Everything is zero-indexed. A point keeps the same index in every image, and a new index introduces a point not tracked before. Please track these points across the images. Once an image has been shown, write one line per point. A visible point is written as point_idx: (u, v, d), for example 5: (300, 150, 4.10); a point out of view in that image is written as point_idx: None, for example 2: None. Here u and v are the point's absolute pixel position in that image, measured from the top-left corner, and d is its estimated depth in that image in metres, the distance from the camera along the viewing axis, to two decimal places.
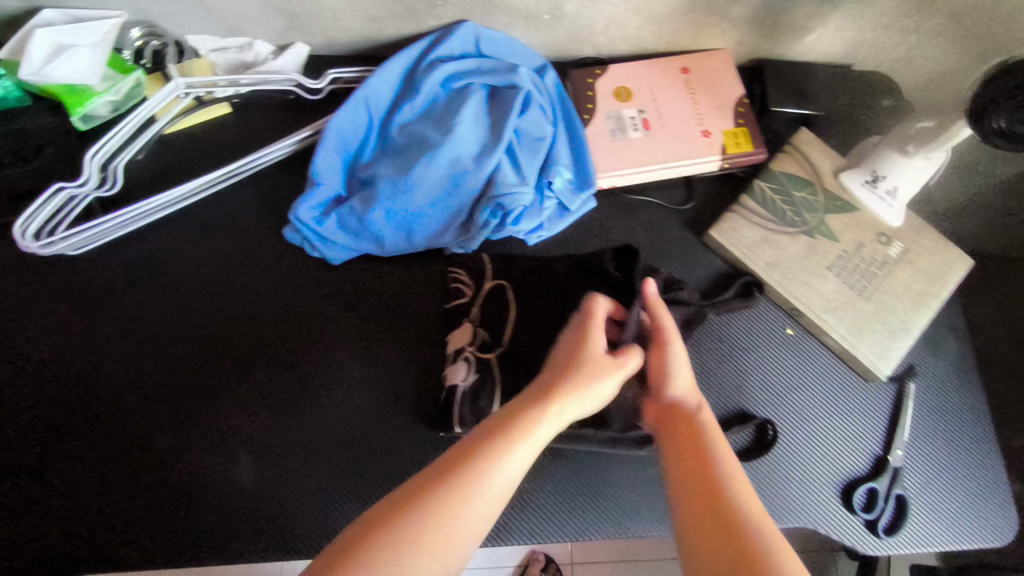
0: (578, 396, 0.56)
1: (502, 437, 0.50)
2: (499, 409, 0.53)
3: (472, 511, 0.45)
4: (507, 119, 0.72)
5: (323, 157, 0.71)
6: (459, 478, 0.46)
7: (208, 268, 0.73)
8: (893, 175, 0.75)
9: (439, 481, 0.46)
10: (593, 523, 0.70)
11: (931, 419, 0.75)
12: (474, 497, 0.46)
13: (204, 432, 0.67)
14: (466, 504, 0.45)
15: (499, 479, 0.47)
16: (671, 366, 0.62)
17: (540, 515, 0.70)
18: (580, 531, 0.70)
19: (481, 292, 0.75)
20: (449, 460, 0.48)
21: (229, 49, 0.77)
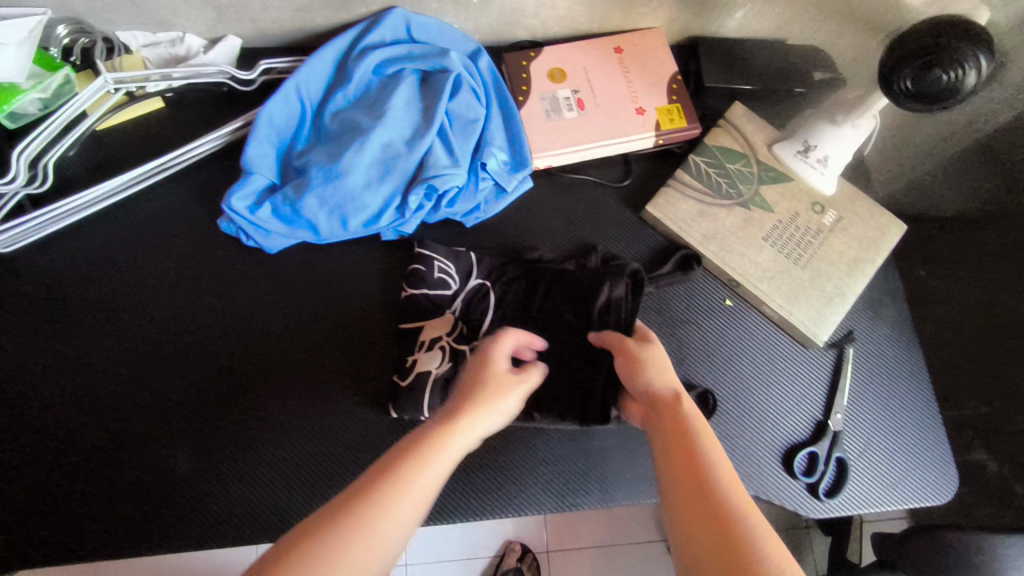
0: (488, 411, 0.55)
1: (423, 450, 0.49)
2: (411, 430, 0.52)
3: (398, 525, 0.44)
4: (438, 103, 0.72)
5: (254, 146, 0.71)
6: (385, 492, 0.45)
7: (145, 262, 0.73)
8: (823, 144, 0.76)
9: (366, 497, 0.44)
10: (534, 500, 0.70)
11: (868, 383, 0.76)
12: (400, 508, 0.44)
13: (144, 425, 0.67)
14: (397, 514, 0.44)
15: (421, 493, 0.46)
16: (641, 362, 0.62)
17: (483, 493, 0.69)
18: (521, 508, 0.69)
19: (432, 277, 0.73)
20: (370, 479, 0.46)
21: (160, 44, 0.77)
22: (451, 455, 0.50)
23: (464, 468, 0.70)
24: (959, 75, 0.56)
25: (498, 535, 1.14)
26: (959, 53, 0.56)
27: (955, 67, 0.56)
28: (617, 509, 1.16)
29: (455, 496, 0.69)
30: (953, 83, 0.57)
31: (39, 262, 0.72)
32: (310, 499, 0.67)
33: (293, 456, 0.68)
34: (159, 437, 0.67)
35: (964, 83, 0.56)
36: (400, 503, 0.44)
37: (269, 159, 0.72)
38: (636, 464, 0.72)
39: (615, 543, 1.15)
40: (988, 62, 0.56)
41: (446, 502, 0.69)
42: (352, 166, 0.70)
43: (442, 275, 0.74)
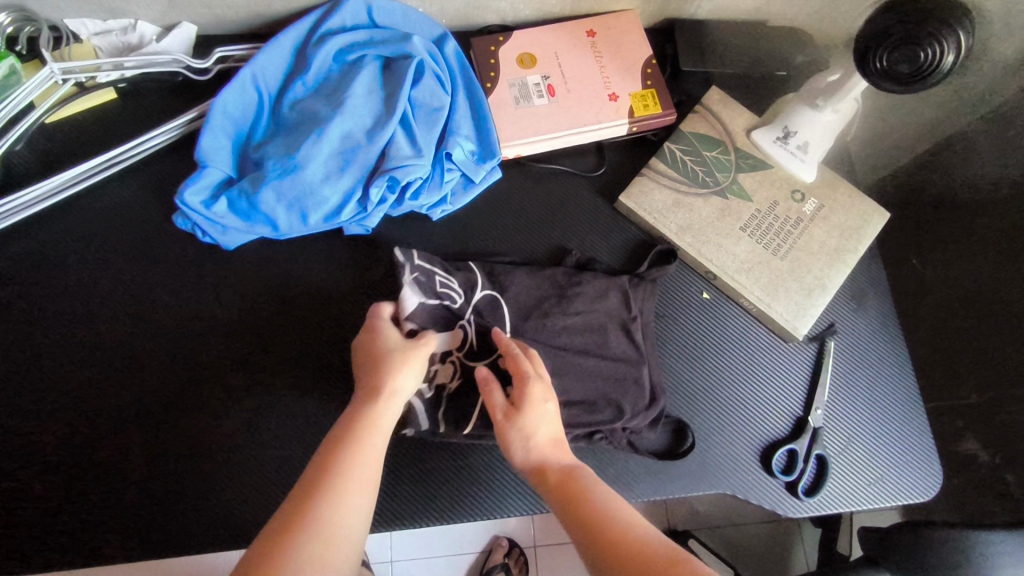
0: (405, 376, 0.58)
1: (352, 444, 0.51)
2: (330, 434, 0.53)
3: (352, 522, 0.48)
4: (399, 90, 0.69)
5: (208, 138, 0.68)
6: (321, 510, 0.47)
7: (98, 260, 0.70)
8: (803, 130, 0.73)
9: (285, 544, 0.45)
10: (508, 500, 0.68)
11: (850, 377, 0.74)
12: (338, 521, 0.47)
13: (97, 431, 0.65)
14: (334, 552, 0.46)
15: (351, 507, 0.48)
16: (535, 416, 0.58)
17: (456, 497, 0.67)
18: (494, 508, 0.67)
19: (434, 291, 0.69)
20: (282, 524, 0.46)
21: (111, 32, 0.73)
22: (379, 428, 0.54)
23: (433, 469, 0.68)
24: (937, 51, 0.53)
25: (485, 531, 1.13)
26: (936, 30, 0.53)
27: (932, 44, 0.53)
28: None
29: (424, 499, 0.67)
30: (931, 62, 0.54)
31: None
32: (271, 504, 0.65)
33: (254, 461, 0.66)
34: (113, 443, 0.65)
35: (943, 62, 0.54)
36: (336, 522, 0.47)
37: (225, 152, 0.69)
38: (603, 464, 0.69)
39: None
40: (967, 40, 0.53)
41: (414, 506, 0.66)
42: (311, 157, 0.67)
43: (445, 289, 0.70)
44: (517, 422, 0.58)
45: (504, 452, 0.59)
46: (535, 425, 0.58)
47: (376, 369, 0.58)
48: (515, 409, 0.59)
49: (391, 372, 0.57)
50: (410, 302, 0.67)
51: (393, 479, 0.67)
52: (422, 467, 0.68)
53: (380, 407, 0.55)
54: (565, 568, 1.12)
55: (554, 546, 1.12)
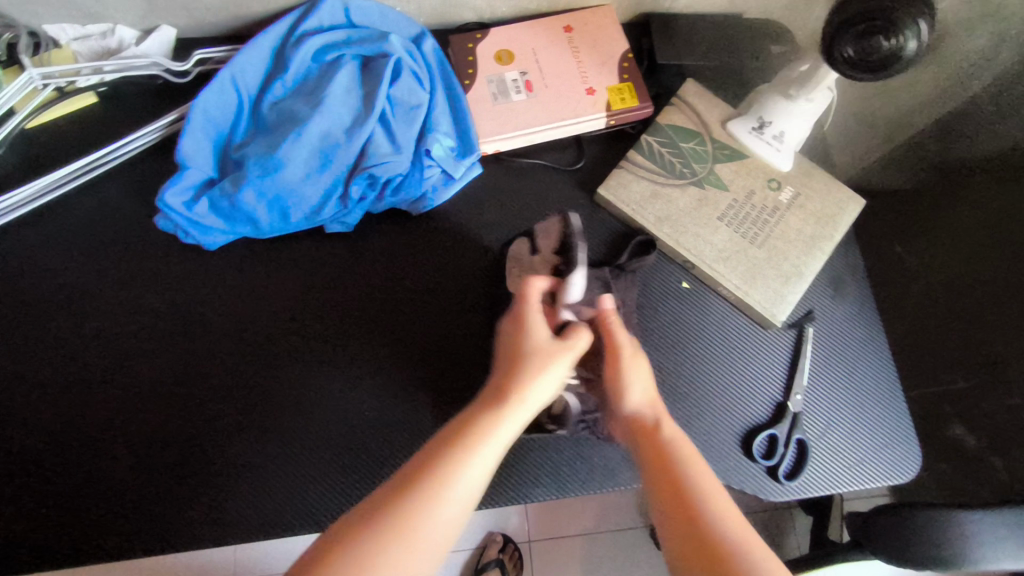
0: (534, 383, 0.56)
1: (467, 436, 0.50)
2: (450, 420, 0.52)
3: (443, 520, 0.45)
4: (378, 89, 0.70)
5: (188, 140, 0.68)
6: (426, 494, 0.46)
7: (83, 263, 0.71)
8: (779, 121, 0.74)
9: (385, 523, 0.44)
10: (505, 488, 0.68)
11: (829, 362, 0.75)
12: (440, 508, 0.46)
13: (84, 432, 0.66)
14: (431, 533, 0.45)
15: (454, 498, 0.46)
16: (626, 381, 0.62)
17: None
18: (490, 497, 0.68)
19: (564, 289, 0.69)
20: (385, 498, 0.46)
21: (90, 36, 0.74)
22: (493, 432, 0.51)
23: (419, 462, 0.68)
24: (899, 41, 0.55)
25: (480, 528, 1.14)
26: (897, 19, 0.54)
27: (895, 33, 0.54)
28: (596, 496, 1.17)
29: None
30: (893, 51, 0.55)
31: None
32: (259, 500, 0.66)
33: (241, 458, 0.66)
34: (100, 443, 0.65)
35: (903, 50, 0.55)
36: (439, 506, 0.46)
37: (206, 153, 0.70)
38: (588, 455, 0.70)
39: (599, 531, 1.15)
40: (929, 27, 0.55)
41: None
42: (291, 157, 0.67)
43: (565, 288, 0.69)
44: (614, 380, 0.62)
45: (614, 398, 0.63)
46: (629, 388, 0.61)
47: (514, 368, 0.57)
48: (637, 355, 0.63)
49: (523, 372, 0.56)
50: (575, 290, 0.69)
51: (379, 474, 0.67)
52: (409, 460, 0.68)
53: (502, 406, 0.53)
54: (561, 562, 1.13)
55: (548, 540, 1.13)
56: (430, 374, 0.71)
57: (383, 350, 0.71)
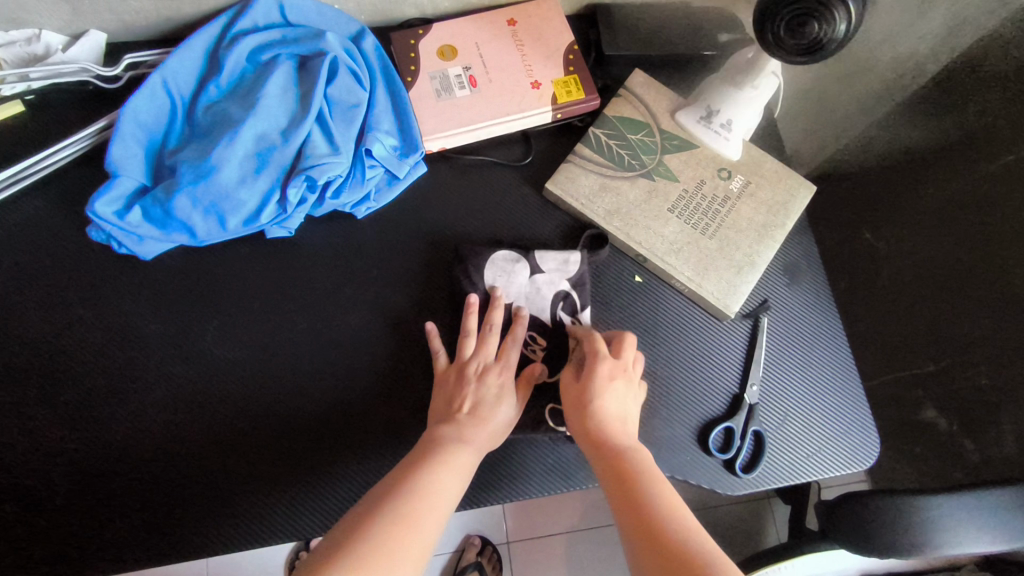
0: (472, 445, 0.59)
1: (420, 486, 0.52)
2: (401, 470, 0.54)
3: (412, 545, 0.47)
4: (314, 88, 0.68)
5: (119, 147, 0.66)
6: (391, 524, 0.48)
7: (14, 279, 0.68)
8: (725, 109, 0.73)
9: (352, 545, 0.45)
10: (482, 489, 0.67)
11: (786, 352, 0.74)
12: (407, 533, 0.48)
13: (16, 453, 0.63)
14: (402, 549, 0.46)
15: (417, 530, 0.48)
16: (599, 396, 0.60)
17: None
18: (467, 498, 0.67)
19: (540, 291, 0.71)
20: (354, 525, 0.47)
21: (15, 43, 0.71)
22: (459, 468, 0.56)
23: (364, 469, 0.66)
24: (828, 22, 0.54)
25: (458, 531, 1.12)
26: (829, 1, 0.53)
27: (822, 14, 0.54)
28: (573, 495, 1.15)
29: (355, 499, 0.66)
30: (824, 32, 0.54)
31: None
32: (204, 518, 0.64)
33: (184, 475, 0.64)
34: (34, 464, 0.63)
35: (834, 33, 0.54)
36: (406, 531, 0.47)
37: (138, 160, 0.68)
38: (540, 457, 0.68)
39: (577, 530, 1.14)
40: (858, 6, 0.54)
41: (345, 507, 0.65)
42: (224, 161, 0.65)
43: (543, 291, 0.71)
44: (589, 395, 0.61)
45: (576, 415, 0.61)
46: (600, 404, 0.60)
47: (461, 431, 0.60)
48: (613, 378, 0.62)
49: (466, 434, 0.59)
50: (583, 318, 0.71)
51: (324, 482, 0.66)
52: (351, 468, 0.66)
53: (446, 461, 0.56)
54: (540, 561, 1.12)
55: (526, 541, 1.12)
56: (379, 379, 0.69)
57: (331, 357, 0.70)
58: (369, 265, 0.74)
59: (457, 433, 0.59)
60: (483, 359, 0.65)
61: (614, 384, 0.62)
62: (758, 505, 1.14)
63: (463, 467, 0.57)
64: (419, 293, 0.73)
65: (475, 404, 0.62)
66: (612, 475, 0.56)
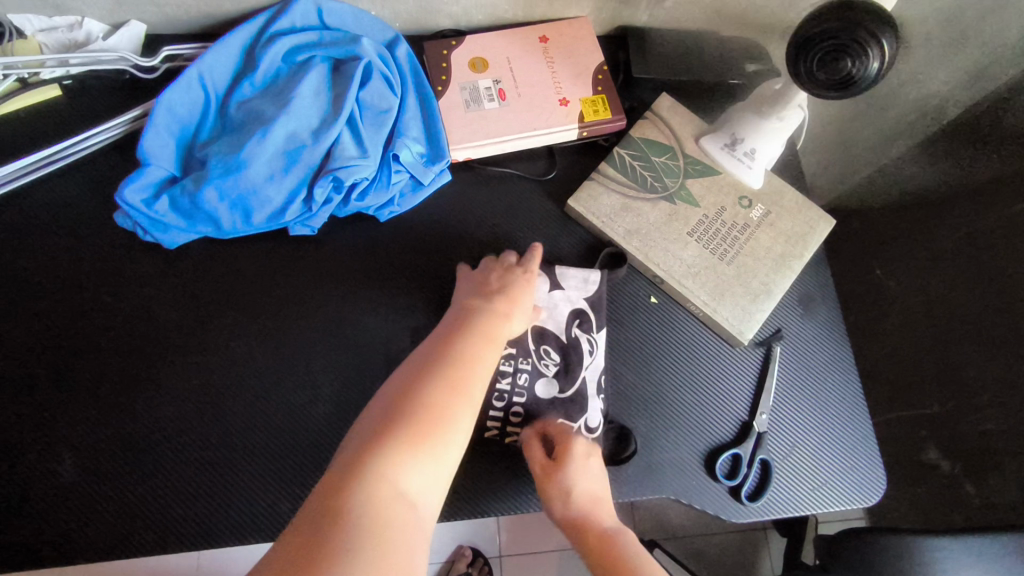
0: (499, 326, 0.60)
1: (444, 371, 0.52)
2: (425, 353, 0.54)
3: (434, 455, 0.47)
4: (347, 91, 0.69)
5: (152, 136, 0.67)
6: (411, 429, 0.47)
7: (37, 259, 0.69)
8: (750, 137, 0.74)
9: (369, 462, 0.44)
10: (485, 497, 0.66)
11: (796, 382, 0.74)
12: (431, 431, 0.47)
13: (26, 432, 0.63)
14: (425, 459, 0.46)
15: (440, 425, 0.48)
16: (575, 482, 0.62)
17: None
18: (469, 505, 0.66)
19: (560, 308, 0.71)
20: (371, 436, 0.46)
21: (57, 29, 0.73)
22: (499, 340, 0.59)
23: None
24: (863, 59, 0.55)
25: (450, 540, 1.12)
26: (864, 40, 0.54)
27: (859, 52, 0.55)
28: None
29: None
30: (859, 68, 0.55)
31: None
32: (207, 510, 0.63)
33: (191, 466, 0.64)
34: (43, 444, 0.63)
35: (870, 69, 0.55)
36: (429, 430, 0.47)
37: (169, 150, 0.69)
38: None
39: (570, 548, 1.13)
40: (891, 47, 0.55)
41: None
42: (255, 157, 0.66)
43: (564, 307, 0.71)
44: (560, 478, 0.62)
45: (555, 501, 0.61)
46: (577, 489, 0.61)
47: (487, 314, 0.61)
48: (586, 459, 0.63)
49: (492, 319, 0.60)
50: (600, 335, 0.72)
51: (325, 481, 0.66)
52: None
53: (472, 340, 0.56)
54: None
55: (519, 555, 1.11)
56: None
57: (342, 357, 0.70)
58: (386, 268, 0.74)
59: (493, 310, 0.61)
60: (513, 263, 0.69)
61: (587, 466, 0.63)
62: (755, 535, 1.14)
63: (491, 344, 0.57)
64: (436, 298, 0.73)
65: (505, 288, 0.65)
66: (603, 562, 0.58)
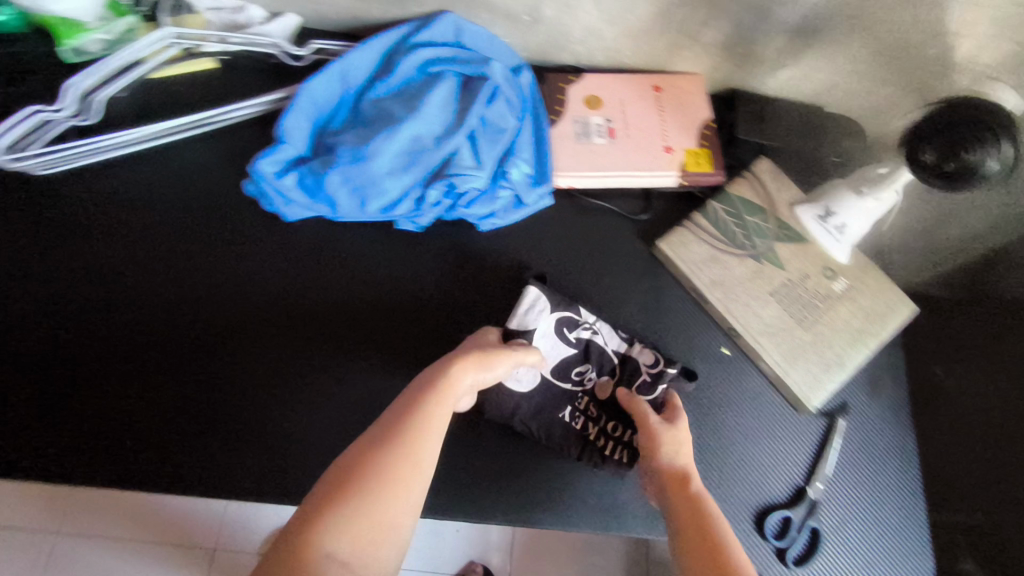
0: (460, 383, 0.57)
1: (387, 447, 0.49)
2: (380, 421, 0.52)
3: (359, 540, 0.44)
4: (473, 107, 0.75)
5: (292, 117, 0.73)
6: (337, 511, 0.44)
7: (167, 209, 0.75)
8: (842, 213, 0.74)
9: (286, 555, 0.42)
10: (538, 507, 0.69)
11: (856, 457, 0.74)
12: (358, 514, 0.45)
13: (132, 364, 0.69)
14: (345, 547, 0.43)
15: (372, 506, 0.46)
16: (678, 441, 0.64)
17: (481, 499, 0.69)
18: (522, 513, 0.69)
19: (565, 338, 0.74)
20: (298, 522, 0.44)
21: (223, 9, 0.80)
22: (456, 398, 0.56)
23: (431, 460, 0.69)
24: (981, 155, 0.57)
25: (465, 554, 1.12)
26: (985, 137, 0.57)
27: (978, 147, 0.57)
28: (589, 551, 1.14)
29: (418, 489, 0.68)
30: (976, 163, 0.57)
31: (65, 192, 0.74)
32: (238, 473, 0.66)
33: (272, 424, 0.68)
34: (73, 390, 0.67)
35: (987, 165, 0.57)
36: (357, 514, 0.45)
37: (303, 133, 0.74)
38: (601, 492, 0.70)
39: None
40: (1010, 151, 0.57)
41: None
42: (381, 151, 0.71)
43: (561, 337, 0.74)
44: (672, 432, 0.64)
45: (649, 455, 0.64)
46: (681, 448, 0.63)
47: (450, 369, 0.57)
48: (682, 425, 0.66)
49: (454, 374, 0.57)
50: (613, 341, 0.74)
51: None
52: None
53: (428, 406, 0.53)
54: None
55: None
56: None
57: (422, 351, 0.73)
58: (476, 275, 0.78)
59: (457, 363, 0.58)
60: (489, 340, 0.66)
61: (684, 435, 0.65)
62: None
63: (445, 407, 0.54)
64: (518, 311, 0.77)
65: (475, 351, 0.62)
66: (679, 509, 0.58)
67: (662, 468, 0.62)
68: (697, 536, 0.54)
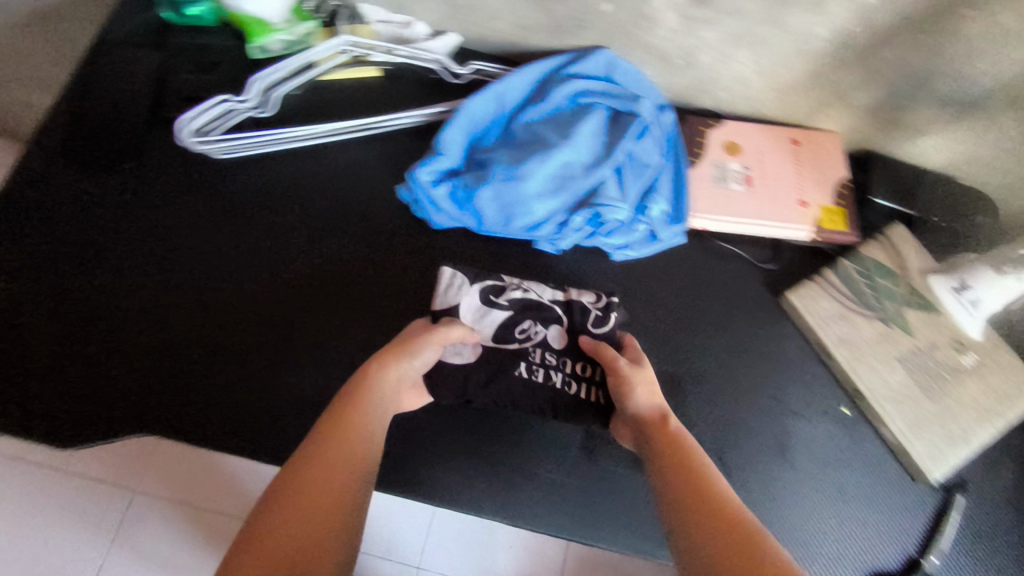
0: (383, 373, 0.60)
1: (331, 437, 0.53)
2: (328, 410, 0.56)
3: (308, 519, 0.47)
4: (623, 141, 0.77)
5: (451, 132, 0.77)
6: (293, 498, 0.48)
7: (324, 204, 0.79)
8: (979, 288, 0.74)
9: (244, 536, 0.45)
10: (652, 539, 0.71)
11: (975, 539, 0.72)
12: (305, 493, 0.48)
13: (281, 345, 0.72)
14: (294, 525, 0.46)
15: (324, 489, 0.49)
16: (631, 381, 0.65)
17: (598, 522, 0.71)
18: (637, 543, 0.70)
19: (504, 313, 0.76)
20: (260, 507, 0.47)
21: (392, 23, 0.84)
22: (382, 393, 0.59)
23: (550, 477, 0.71)
24: None
25: None
26: None
27: None
28: None
29: (538, 502, 0.71)
30: None
31: (235, 177, 0.79)
32: (230, 433, 0.69)
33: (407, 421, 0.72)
34: (226, 362, 0.71)
35: None
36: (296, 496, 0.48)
37: (459, 147, 0.78)
38: None
39: None
40: None
41: (524, 504, 0.71)
42: (533, 174, 0.74)
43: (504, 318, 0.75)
44: (638, 375, 0.66)
45: (625, 400, 0.65)
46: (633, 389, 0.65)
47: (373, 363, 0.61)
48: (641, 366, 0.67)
49: (376, 365, 0.60)
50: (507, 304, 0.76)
51: (511, 475, 0.71)
52: (546, 474, 0.72)
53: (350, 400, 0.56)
54: None
55: None
56: None
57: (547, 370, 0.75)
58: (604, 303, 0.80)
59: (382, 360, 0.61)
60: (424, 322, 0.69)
61: (649, 377, 0.66)
62: None
63: (377, 402, 0.58)
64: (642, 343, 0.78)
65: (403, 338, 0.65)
66: (660, 449, 0.58)
67: (639, 412, 0.64)
68: (688, 478, 0.54)
